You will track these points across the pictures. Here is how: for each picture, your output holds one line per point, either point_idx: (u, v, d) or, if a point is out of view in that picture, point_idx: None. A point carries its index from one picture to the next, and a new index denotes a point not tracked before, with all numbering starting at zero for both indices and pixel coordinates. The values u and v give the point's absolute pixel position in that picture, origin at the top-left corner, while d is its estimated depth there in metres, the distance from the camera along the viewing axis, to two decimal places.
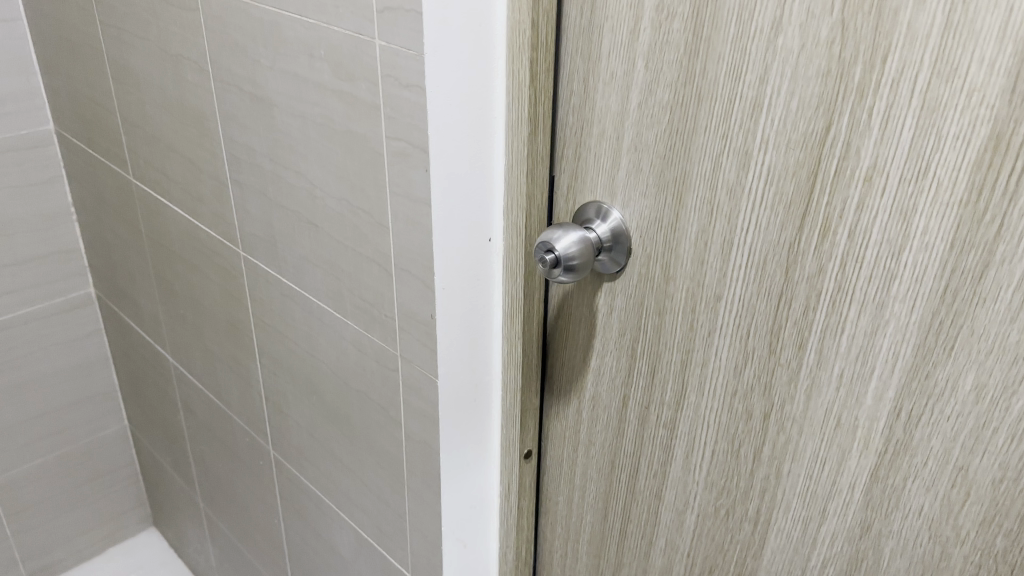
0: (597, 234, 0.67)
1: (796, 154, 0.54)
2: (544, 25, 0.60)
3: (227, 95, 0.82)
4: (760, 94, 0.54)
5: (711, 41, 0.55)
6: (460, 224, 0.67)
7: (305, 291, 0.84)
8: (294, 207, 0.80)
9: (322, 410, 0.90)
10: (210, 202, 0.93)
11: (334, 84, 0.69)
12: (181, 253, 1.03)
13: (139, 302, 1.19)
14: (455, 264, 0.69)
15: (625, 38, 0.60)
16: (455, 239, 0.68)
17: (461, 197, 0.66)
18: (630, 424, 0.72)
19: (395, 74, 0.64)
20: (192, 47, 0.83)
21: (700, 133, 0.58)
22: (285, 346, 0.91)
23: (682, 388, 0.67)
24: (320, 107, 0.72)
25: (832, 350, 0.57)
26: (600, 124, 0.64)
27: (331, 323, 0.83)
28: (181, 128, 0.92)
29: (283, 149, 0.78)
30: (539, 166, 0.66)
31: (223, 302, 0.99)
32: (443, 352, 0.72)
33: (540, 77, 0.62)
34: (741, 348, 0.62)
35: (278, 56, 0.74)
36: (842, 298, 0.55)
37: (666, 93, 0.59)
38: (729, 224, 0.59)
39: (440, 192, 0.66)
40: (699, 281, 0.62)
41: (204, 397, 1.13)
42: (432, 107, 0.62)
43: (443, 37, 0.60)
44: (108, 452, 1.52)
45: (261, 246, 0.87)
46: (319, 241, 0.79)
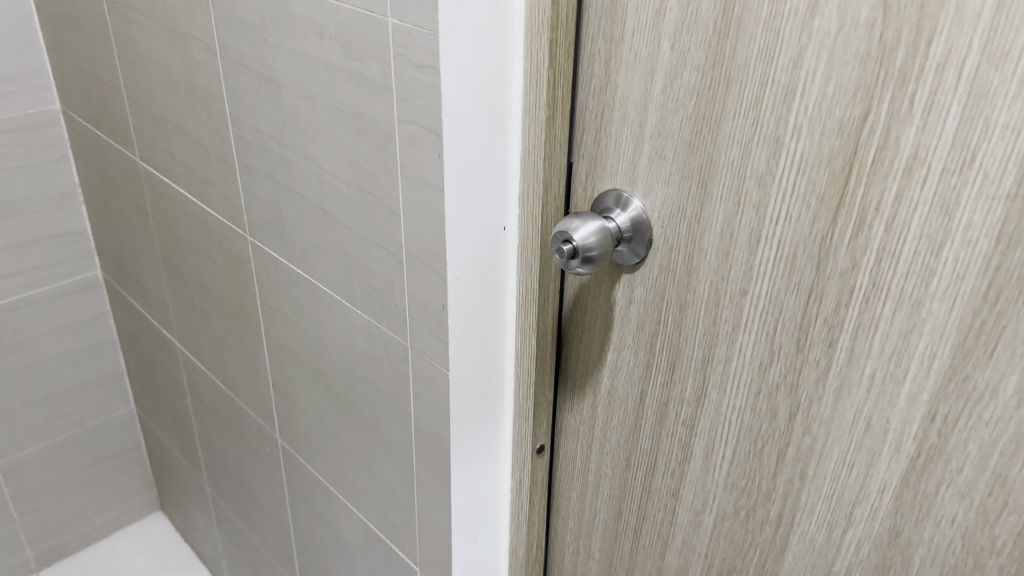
0: (616, 224, 0.64)
1: (831, 142, 0.51)
2: (565, 4, 0.58)
3: (235, 75, 0.79)
4: (793, 79, 0.51)
5: (743, 22, 0.52)
6: (474, 212, 0.65)
7: (313, 279, 0.82)
8: (302, 191, 0.78)
9: (329, 400, 0.88)
10: (217, 185, 0.90)
11: (343, 64, 0.67)
12: (188, 236, 1.00)
13: (145, 286, 1.17)
14: (468, 254, 0.66)
15: (650, 18, 0.57)
16: (468, 229, 0.65)
17: (475, 184, 0.64)
18: (647, 421, 0.69)
19: (408, 54, 0.61)
20: (200, 25, 0.81)
21: (729, 119, 0.55)
22: (292, 333, 0.89)
23: (703, 385, 0.64)
24: (329, 89, 0.69)
25: (864, 349, 0.54)
26: (621, 109, 0.62)
27: (338, 311, 0.80)
28: (188, 108, 0.89)
29: (291, 132, 0.76)
30: (556, 152, 0.63)
31: (230, 287, 0.96)
32: (455, 346, 0.70)
33: (560, 59, 0.59)
34: (767, 346, 0.59)
35: (286, 34, 0.71)
36: (876, 295, 0.52)
37: (693, 76, 0.56)
38: (757, 216, 0.56)
39: (454, 179, 0.63)
40: (723, 274, 0.60)
41: (210, 384, 1.11)
42: (446, 90, 0.60)
43: (460, 17, 0.57)
44: (114, 435, 1.50)
45: (269, 231, 0.85)
46: (327, 227, 0.77)
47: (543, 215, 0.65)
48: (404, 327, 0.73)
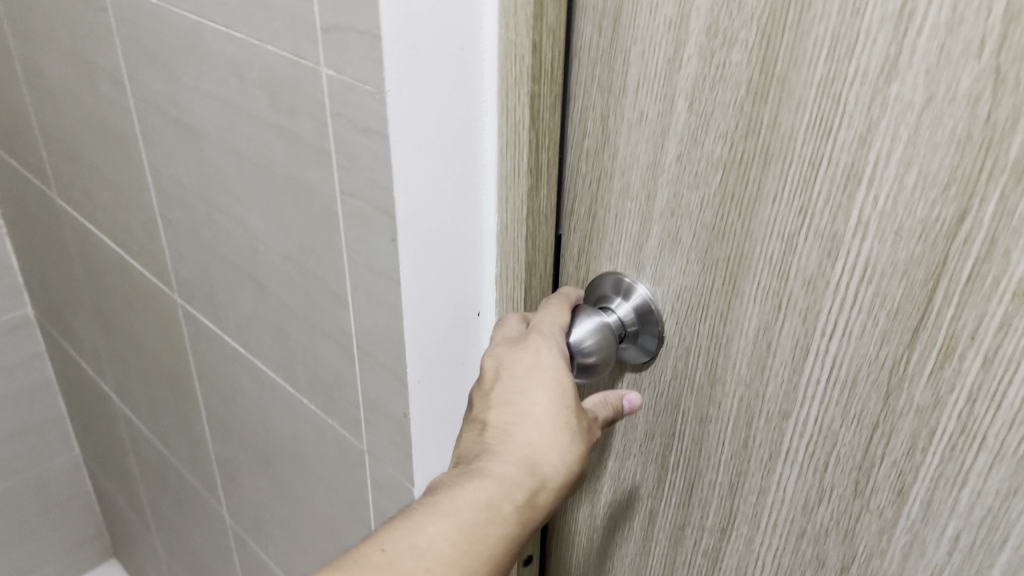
0: (617, 316, 0.51)
1: (910, 247, 0.38)
2: (551, 46, 0.44)
3: (148, 116, 0.65)
4: (859, 161, 0.38)
5: (786, 82, 0.39)
6: (439, 300, 0.52)
7: (252, 357, 0.69)
8: (233, 258, 0.64)
9: (278, 490, 0.75)
10: (139, 237, 0.77)
11: (269, 116, 0.53)
12: (115, 287, 0.87)
13: (76, 332, 1.03)
14: (432, 347, 0.53)
15: (660, 68, 0.44)
16: (433, 317, 0.52)
17: (441, 266, 0.51)
18: (658, 544, 0.57)
19: (348, 114, 0.47)
20: (105, 55, 0.67)
21: (765, 203, 0.42)
22: (234, 412, 0.76)
23: (730, 514, 0.52)
24: (256, 145, 0.56)
25: (944, 505, 0.41)
26: (623, 177, 0.48)
27: (284, 396, 0.67)
28: (101, 146, 0.75)
29: (216, 189, 0.62)
30: (544, 227, 0.50)
31: (163, 349, 0.83)
32: (417, 453, 0.57)
33: (545, 115, 0.46)
34: (815, 482, 0.46)
35: (201, 75, 0.57)
36: (965, 443, 0.40)
37: (718, 145, 0.43)
38: (804, 325, 0.43)
39: (412, 266, 0.49)
40: (758, 389, 0.47)
41: (152, 444, 0.98)
42: (398, 160, 0.45)
43: (410, 68, 0.43)
44: (58, 482, 1.37)
45: (199, 294, 0.72)
46: (264, 302, 0.64)
47: (529, 302, 0.52)
48: (360, 427, 0.61)
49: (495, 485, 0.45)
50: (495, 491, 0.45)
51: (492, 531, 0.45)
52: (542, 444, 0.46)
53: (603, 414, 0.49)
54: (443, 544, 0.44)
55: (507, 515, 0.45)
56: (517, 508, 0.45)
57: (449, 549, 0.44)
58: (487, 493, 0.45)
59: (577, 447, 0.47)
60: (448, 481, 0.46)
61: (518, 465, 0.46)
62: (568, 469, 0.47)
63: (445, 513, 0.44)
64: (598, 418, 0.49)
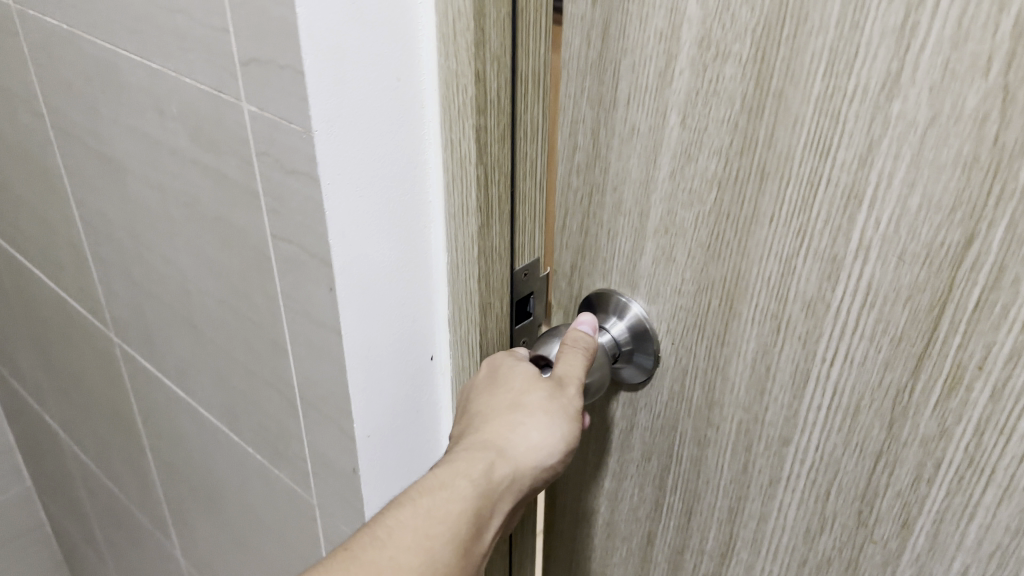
0: (611, 334, 0.50)
1: (914, 272, 0.36)
2: (496, 78, 0.44)
3: (69, 149, 0.67)
4: (859, 182, 0.36)
5: (783, 98, 0.37)
6: (383, 342, 0.52)
7: (210, 387, 0.68)
8: (169, 288, 0.65)
9: (224, 522, 0.79)
10: (70, 267, 0.79)
11: (194, 151, 0.53)
12: (56, 322, 0.88)
13: (22, 364, 1.05)
14: (379, 388, 0.53)
15: (651, 82, 0.42)
16: (382, 362, 0.53)
17: (383, 307, 0.50)
18: (657, 565, 0.55)
19: (274, 154, 0.46)
20: (22, 85, 0.68)
21: (763, 222, 0.40)
22: (180, 448, 0.79)
23: (730, 540, 0.50)
24: (179, 179, 0.56)
25: (950, 539, 0.40)
26: (615, 192, 0.46)
27: (255, 427, 0.66)
28: (27, 176, 0.76)
29: (146, 222, 0.63)
30: (497, 262, 0.50)
31: (106, 385, 0.86)
32: (371, 494, 0.57)
33: (493, 149, 0.46)
34: (816, 511, 0.45)
35: (118, 108, 0.58)
36: (973, 477, 0.38)
37: (712, 162, 0.41)
38: (805, 350, 0.42)
39: (355, 312, 0.49)
40: (757, 413, 0.45)
41: (122, 472, 0.96)
42: (332, 207, 0.45)
43: (341, 103, 0.42)
44: (9, 518, 1.34)
45: (143, 322, 0.72)
46: (203, 336, 0.64)
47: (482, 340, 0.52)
48: (330, 462, 0.59)
49: (451, 467, 0.47)
50: (450, 471, 0.46)
51: (452, 509, 0.45)
52: (500, 429, 0.48)
53: (576, 368, 0.47)
54: (404, 527, 0.45)
55: (464, 491, 0.46)
56: (474, 484, 0.46)
57: (410, 532, 0.44)
58: (440, 475, 0.46)
59: (537, 422, 0.47)
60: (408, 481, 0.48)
61: (475, 449, 0.47)
62: (530, 445, 0.47)
63: (403, 499, 0.46)
64: (573, 378, 0.47)
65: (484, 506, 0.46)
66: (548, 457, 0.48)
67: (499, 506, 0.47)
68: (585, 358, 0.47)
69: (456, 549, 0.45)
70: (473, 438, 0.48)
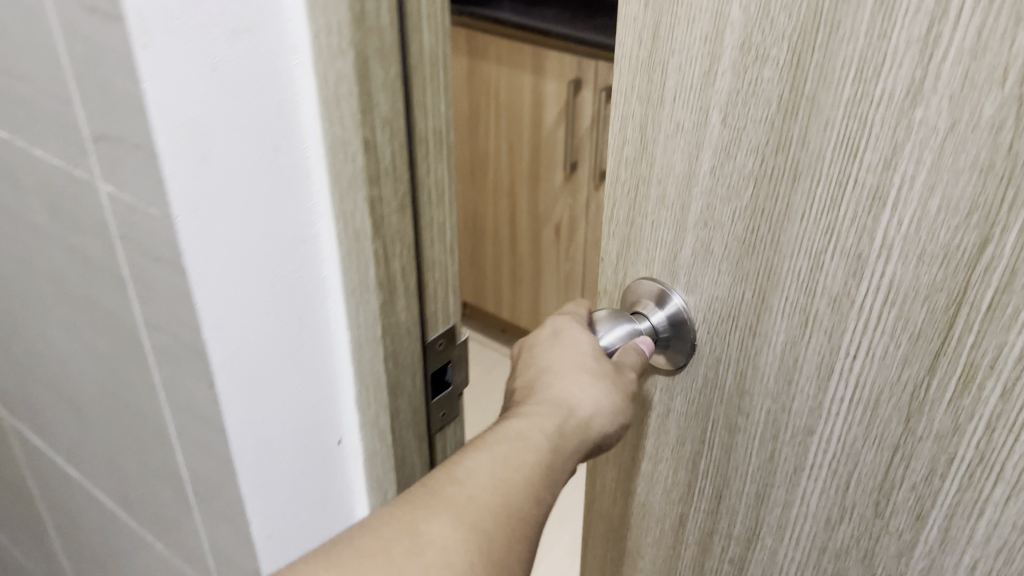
0: (651, 323, 0.52)
1: (932, 272, 0.38)
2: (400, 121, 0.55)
3: None
4: (884, 183, 0.38)
5: (816, 101, 0.39)
6: (253, 365, 0.59)
7: (115, 416, 0.74)
8: (74, 332, 0.71)
9: (138, 533, 0.85)
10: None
11: (88, 217, 0.59)
12: None
13: None
14: (251, 403, 0.60)
15: (697, 82, 0.44)
16: (275, 423, 0.63)
17: (253, 333, 0.58)
18: (688, 548, 0.58)
19: (136, 237, 0.55)
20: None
21: (794, 220, 0.42)
22: (89, 468, 0.86)
23: (756, 525, 0.52)
24: (76, 241, 0.62)
25: (961, 533, 0.41)
26: (659, 185, 0.49)
27: (151, 455, 0.73)
28: None
29: (49, 276, 0.69)
30: (406, 335, 0.66)
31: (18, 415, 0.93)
32: (253, 502, 0.65)
33: (392, 221, 0.60)
34: (837, 500, 0.46)
35: (20, 179, 0.64)
36: (984, 474, 0.39)
37: (750, 159, 0.43)
38: (830, 343, 0.43)
39: (231, 375, 0.58)
40: (784, 403, 0.47)
41: (61, 517, 1.00)
42: (192, 249, 0.51)
43: (199, 155, 0.49)
44: None
45: (55, 357, 0.77)
46: (103, 370, 0.71)
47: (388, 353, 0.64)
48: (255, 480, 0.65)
49: (524, 420, 0.52)
50: (523, 423, 0.52)
51: (528, 453, 0.51)
52: (568, 389, 0.53)
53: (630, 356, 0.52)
54: (485, 466, 0.49)
55: (539, 441, 0.51)
56: (546, 436, 0.52)
57: (488, 475, 0.49)
58: (515, 428, 0.52)
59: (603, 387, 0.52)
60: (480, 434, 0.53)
61: (546, 407, 0.54)
62: (597, 406, 0.52)
63: (482, 441, 0.51)
64: (628, 365, 0.52)
65: (555, 455, 0.52)
66: (614, 416, 0.53)
67: (570, 457, 0.53)
68: (643, 352, 0.52)
69: (533, 491, 0.50)
70: (542, 396, 0.54)
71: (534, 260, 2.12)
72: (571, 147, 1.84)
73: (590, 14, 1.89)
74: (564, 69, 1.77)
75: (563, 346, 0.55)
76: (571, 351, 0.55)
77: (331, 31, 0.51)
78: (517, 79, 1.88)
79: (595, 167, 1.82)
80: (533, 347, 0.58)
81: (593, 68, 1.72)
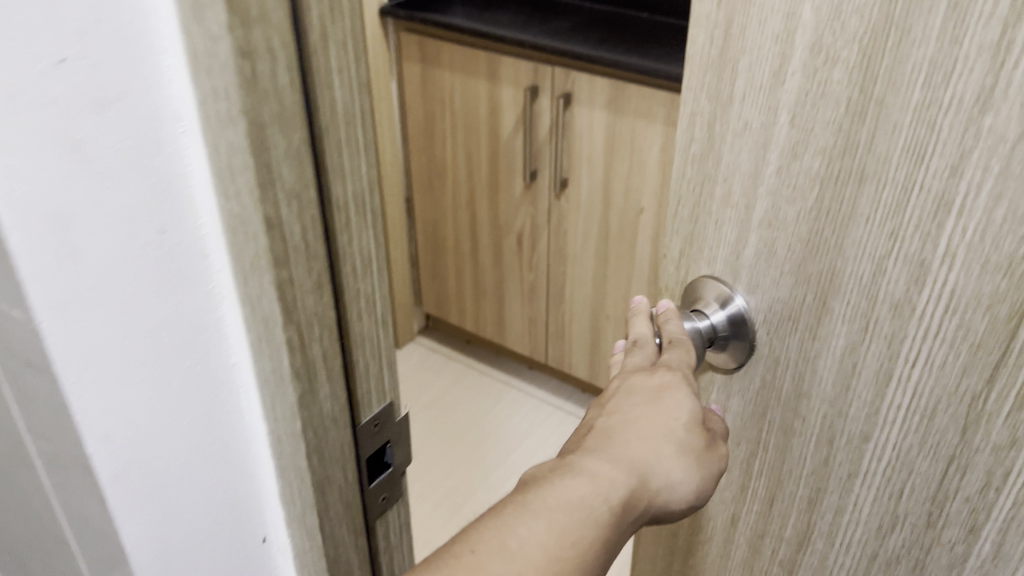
0: (710, 321, 0.52)
1: (995, 281, 0.37)
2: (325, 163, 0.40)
3: None
4: (949, 190, 0.38)
5: (884, 104, 0.39)
6: (165, 475, 0.47)
7: None
8: None
9: None
10: None
11: None
12: None
13: None
14: (161, 516, 0.48)
15: (766, 81, 0.44)
16: (179, 541, 0.50)
17: (142, 438, 0.45)
18: (739, 548, 0.58)
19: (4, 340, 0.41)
20: None
21: (858, 223, 0.42)
22: None
23: (807, 529, 0.52)
24: None
25: (1015, 550, 0.41)
26: (725, 183, 0.49)
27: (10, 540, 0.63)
28: None
29: None
30: (333, 425, 0.50)
31: None
32: None
33: (307, 302, 0.44)
34: (890, 508, 0.46)
35: None
36: None
37: (816, 161, 0.43)
38: (889, 349, 0.43)
39: (128, 491, 0.45)
40: (840, 408, 0.47)
41: None
42: (59, 355, 0.39)
43: (59, 246, 0.37)
44: None
45: None
46: None
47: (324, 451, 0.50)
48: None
49: (591, 482, 0.47)
50: (591, 488, 0.46)
51: (586, 528, 0.45)
52: (647, 457, 0.49)
53: (687, 409, 0.51)
54: (534, 543, 0.44)
55: (603, 511, 0.46)
56: (612, 508, 0.46)
57: (540, 550, 0.44)
58: (581, 491, 0.46)
59: (681, 463, 0.50)
60: (539, 480, 0.48)
61: (622, 469, 0.48)
62: (670, 481, 0.49)
63: (536, 508, 0.45)
64: (692, 424, 0.51)
65: (613, 531, 0.47)
66: (682, 501, 0.51)
67: (625, 532, 0.48)
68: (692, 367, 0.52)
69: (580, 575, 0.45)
70: (617, 454, 0.49)
71: (496, 271, 1.90)
72: (530, 155, 1.64)
73: (547, 10, 1.72)
74: (519, 72, 1.58)
75: (658, 408, 0.51)
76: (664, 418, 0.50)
77: (222, 95, 0.37)
78: (471, 86, 1.67)
79: (556, 176, 1.63)
80: (625, 394, 0.52)
81: (551, 73, 1.54)
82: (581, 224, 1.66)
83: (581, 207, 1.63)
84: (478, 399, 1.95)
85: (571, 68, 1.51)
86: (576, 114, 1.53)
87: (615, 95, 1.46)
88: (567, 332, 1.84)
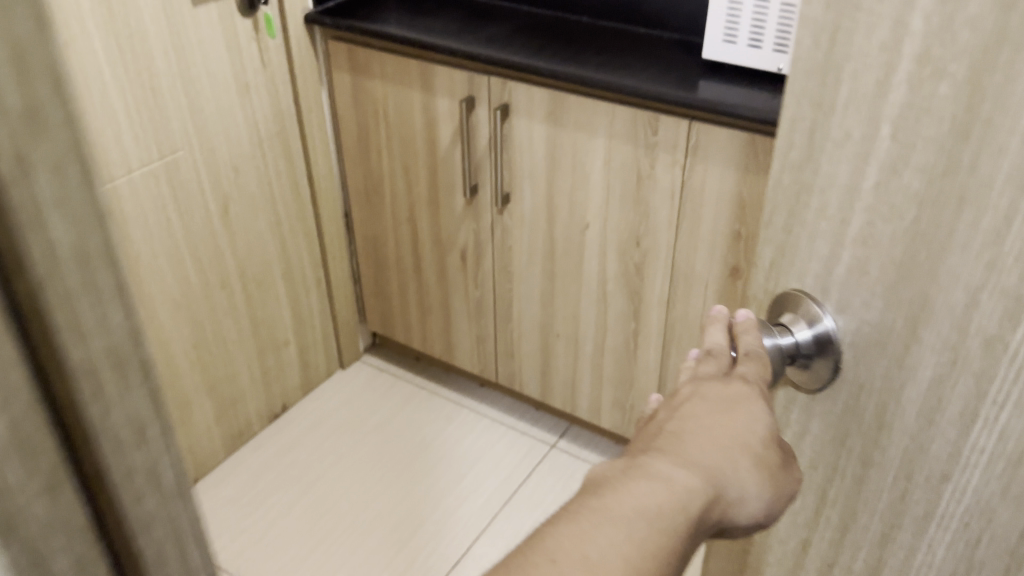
0: (794, 337, 0.49)
1: None
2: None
3: None
4: None
5: (991, 126, 0.36)
6: None
7: None
8: None
9: None
10: None
11: None
12: None
13: None
14: None
15: (869, 91, 0.41)
16: None
17: None
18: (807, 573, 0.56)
19: None
20: None
21: (954, 249, 0.39)
22: None
23: (879, 563, 0.50)
24: None
25: None
26: (822, 195, 0.46)
27: None
28: None
29: None
30: None
31: None
32: None
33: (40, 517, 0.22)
34: (966, 553, 0.44)
35: None
36: None
37: (916, 180, 0.40)
38: (977, 388, 0.41)
39: None
40: (923, 445, 0.44)
41: None
42: None
43: None
44: None
45: None
46: None
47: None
48: None
49: (668, 491, 0.45)
50: (667, 497, 0.45)
51: (666, 540, 0.44)
52: (723, 467, 0.47)
53: (764, 424, 0.49)
54: (614, 552, 0.43)
55: (681, 526, 0.44)
56: (689, 518, 0.45)
57: (620, 560, 0.42)
58: (657, 500, 0.45)
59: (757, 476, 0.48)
60: (613, 487, 0.46)
61: (698, 478, 0.46)
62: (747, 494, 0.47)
63: (614, 518, 0.44)
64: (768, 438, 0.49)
65: (689, 543, 0.45)
66: (757, 515, 0.48)
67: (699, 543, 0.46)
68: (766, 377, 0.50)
69: None
70: (690, 462, 0.47)
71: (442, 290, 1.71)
72: (469, 169, 1.46)
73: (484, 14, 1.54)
74: (454, 85, 1.40)
75: (733, 418, 0.49)
76: (739, 429, 0.49)
77: None
78: (405, 98, 1.48)
79: (498, 192, 1.46)
80: (698, 399, 0.51)
81: (486, 83, 1.36)
82: (527, 241, 1.50)
83: (525, 223, 1.47)
84: (426, 422, 1.79)
85: (507, 77, 1.35)
86: (514, 125, 1.37)
87: (555, 106, 1.31)
88: (517, 351, 1.67)
